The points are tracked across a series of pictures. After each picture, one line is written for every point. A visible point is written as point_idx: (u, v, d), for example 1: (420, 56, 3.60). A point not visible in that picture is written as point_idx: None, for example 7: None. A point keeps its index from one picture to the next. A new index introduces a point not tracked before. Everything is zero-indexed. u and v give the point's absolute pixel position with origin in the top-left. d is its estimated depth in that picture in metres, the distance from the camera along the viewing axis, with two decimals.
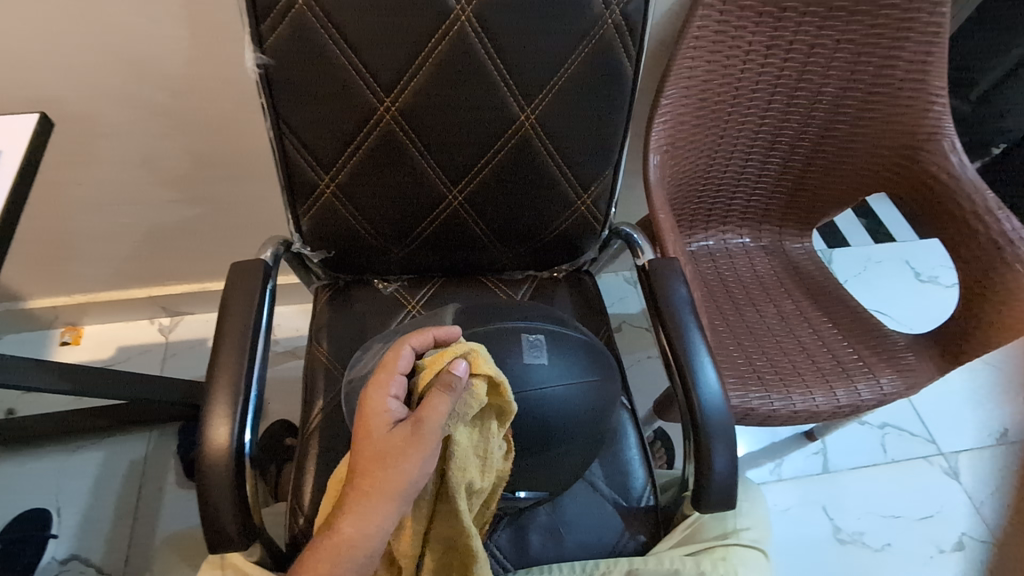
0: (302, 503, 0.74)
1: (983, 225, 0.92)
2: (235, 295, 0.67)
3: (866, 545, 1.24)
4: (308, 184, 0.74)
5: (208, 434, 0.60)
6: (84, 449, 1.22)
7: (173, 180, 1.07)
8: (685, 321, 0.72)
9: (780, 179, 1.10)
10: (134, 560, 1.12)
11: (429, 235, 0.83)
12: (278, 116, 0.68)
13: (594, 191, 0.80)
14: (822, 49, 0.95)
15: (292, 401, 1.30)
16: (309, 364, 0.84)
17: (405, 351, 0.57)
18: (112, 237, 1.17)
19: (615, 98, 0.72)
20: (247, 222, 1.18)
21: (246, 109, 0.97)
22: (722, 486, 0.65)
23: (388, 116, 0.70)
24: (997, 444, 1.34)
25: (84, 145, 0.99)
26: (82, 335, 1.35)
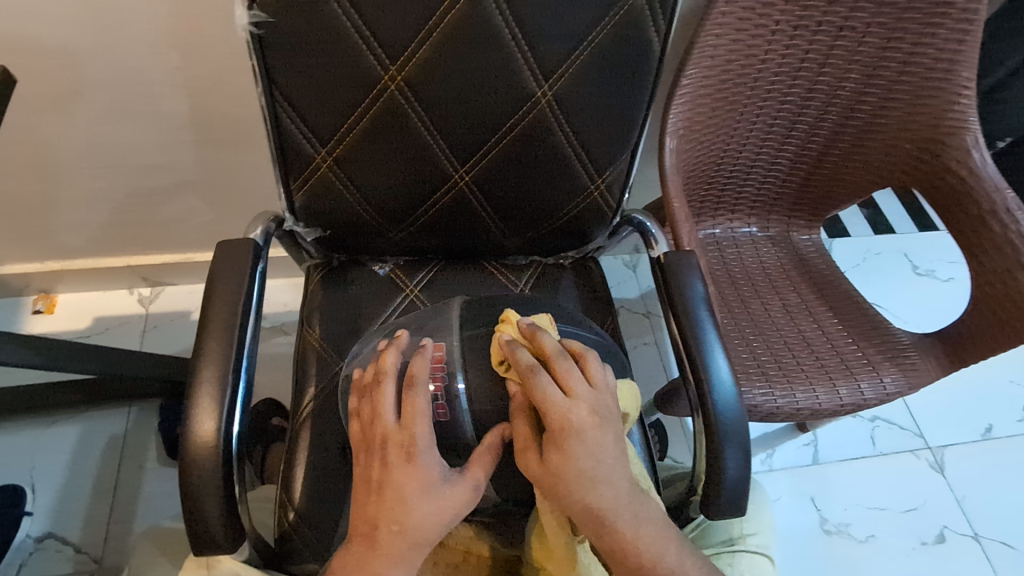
0: (293, 495, 0.71)
1: (999, 225, 0.88)
2: (223, 276, 0.62)
3: (851, 536, 1.25)
4: (301, 157, 0.68)
5: (193, 427, 0.56)
6: (59, 423, 1.18)
7: (152, 144, 1.00)
8: (700, 318, 0.69)
9: (793, 168, 1.06)
10: (112, 539, 1.09)
11: (429, 215, 0.78)
12: (269, 81, 0.62)
13: (609, 176, 0.75)
14: (850, 33, 0.89)
15: (278, 378, 1.25)
16: (301, 348, 0.80)
17: (421, 394, 0.58)
18: (86, 203, 1.10)
19: (638, 77, 0.67)
20: (232, 191, 1.12)
21: (231, 70, 0.89)
22: (732, 492, 0.64)
23: (392, 86, 0.64)
24: (983, 440, 1.35)
25: (54, 103, 0.91)
26: (57, 304, 1.29)
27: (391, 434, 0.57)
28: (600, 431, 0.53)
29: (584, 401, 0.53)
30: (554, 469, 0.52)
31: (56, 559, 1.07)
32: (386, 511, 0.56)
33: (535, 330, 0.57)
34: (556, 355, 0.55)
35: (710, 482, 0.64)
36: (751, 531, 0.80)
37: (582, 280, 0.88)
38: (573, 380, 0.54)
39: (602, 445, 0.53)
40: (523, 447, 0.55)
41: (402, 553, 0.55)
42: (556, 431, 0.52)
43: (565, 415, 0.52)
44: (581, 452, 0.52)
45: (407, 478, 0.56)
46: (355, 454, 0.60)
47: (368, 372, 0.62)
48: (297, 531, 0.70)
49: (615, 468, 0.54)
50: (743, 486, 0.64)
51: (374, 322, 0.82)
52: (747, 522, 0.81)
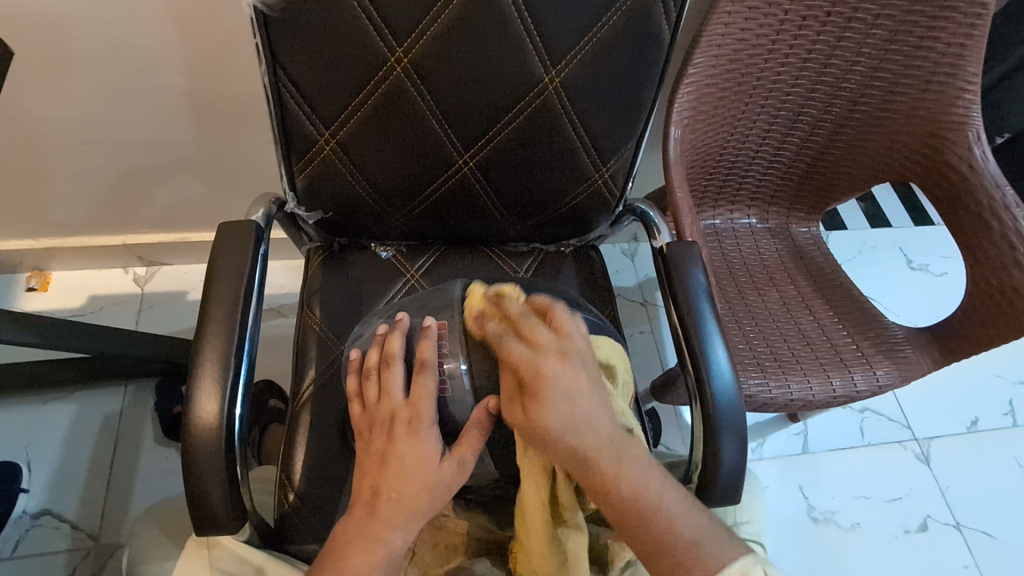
0: (293, 477, 0.72)
1: (997, 222, 0.88)
2: (226, 257, 0.62)
3: (837, 524, 1.27)
4: (304, 138, 0.67)
5: (195, 409, 0.56)
6: (54, 402, 1.17)
7: (150, 120, 0.98)
8: (701, 309, 0.69)
9: (795, 161, 1.05)
10: (109, 517, 1.09)
11: (432, 200, 0.77)
12: (273, 59, 0.60)
13: (614, 165, 0.75)
14: (859, 24, 0.88)
15: (275, 361, 1.25)
16: (301, 331, 0.80)
17: (429, 379, 0.60)
18: (82, 180, 1.08)
19: (646, 65, 0.66)
20: (230, 170, 1.10)
21: (231, 46, 0.87)
22: (728, 480, 0.65)
23: (398, 68, 0.63)
24: (968, 433, 1.38)
25: (49, 76, 0.89)
26: (51, 281, 1.28)
27: (398, 410, 0.59)
28: (569, 371, 0.55)
29: (549, 348, 0.55)
30: (536, 419, 0.54)
31: (53, 535, 1.07)
32: (387, 479, 0.57)
33: (502, 301, 0.61)
34: (520, 315, 0.58)
35: (706, 471, 0.65)
36: (744, 520, 0.81)
37: (582, 269, 0.88)
38: (536, 334, 0.56)
39: (574, 385, 0.54)
40: (508, 404, 0.56)
41: (400, 520, 0.56)
42: (529, 380, 0.54)
43: (532, 365, 0.54)
44: (554, 395, 0.54)
45: (411, 450, 0.57)
46: (359, 430, 0.62)
47: (375, 356, 0.63)
48: (297, 513, 0.71)
49: (591, 409, 0.54)
50: (738, 474, 0.65)
51: (375, 306, 0.82)
52: (741, 510, 0.82)
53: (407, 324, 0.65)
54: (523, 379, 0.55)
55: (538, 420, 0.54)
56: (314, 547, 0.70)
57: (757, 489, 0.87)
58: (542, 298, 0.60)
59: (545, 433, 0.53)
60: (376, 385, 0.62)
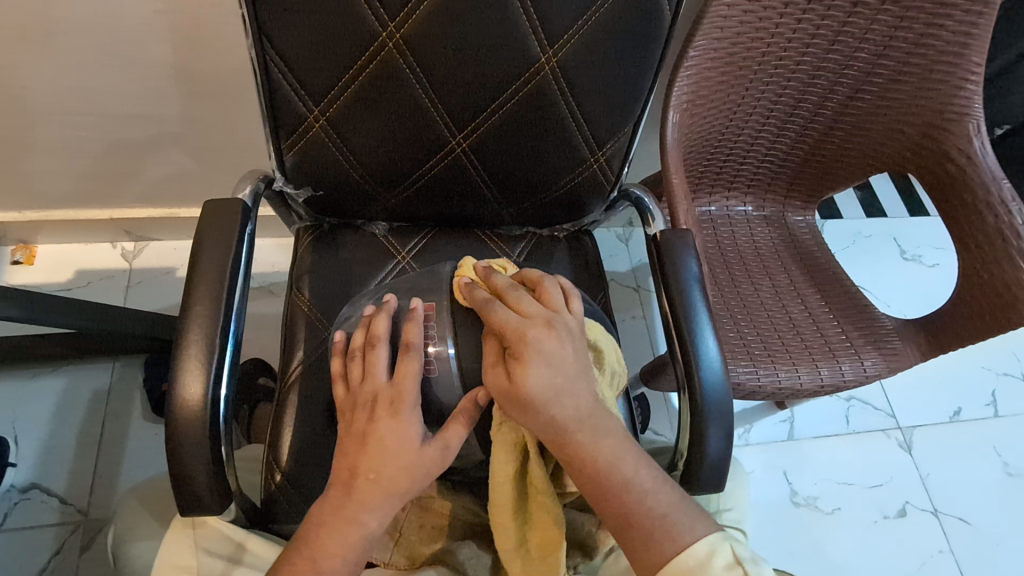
0: (280, 459, 0.72)
1: (992, 216, 0.88)
2: (212, 233, 0.61)
3: (818, 508, 1.30)
4: (292, 115, 0.65)
5: (179, 388, 0.55)
6: (41, 376, 1.16)
7: (136, 92, 0.96)
8: (693, 297, 0.69)
9: (793, 148, 1.04)
10: (98, 492, 1.10)
11: (423, 181, 0.76)
12: (259, 31, 0.58)
13: (609, 148, 0.74)
14: (864, 9, 0.86)
15: (265, 339, 1.24)
16: (290, 312, 0.79)
17: (413, 360, 0.60)
18: (67, 152, 1.05)
19: (646, 47, 0.65)
20: (219, 145, 1.08)
21: (220, 17, 0.84)
22: (713, 467, 0.65)
23: (389, 44, 0.61)
24: (951, 422, 1.40)
25: (31, 43, 0.86)
26: (36, 255, 1.26)
27: (381, 391, 0.59)
28: (556, 342, 0.55)
29: (537, 318, 0.56)
30: (521, 381, 0.54)
31: (42, 509, 1.08)
32: (365, 460, 0.57)
33: (488, 274, 0.61)
34: (507, 288, 0.59)
35: (692, 458, 0.66)
36: (728, 507, 0.82)
37: (576, 254, 0.88)
38: (524, 303, 0.57)
39: (560, 357, 0.55)
40: (491, 370, 0.56)
41: (377, 501, 0.56)
42: (513, 341, 0.55)
43: (518, 328, 0.55)
44: (536, 356, 0.54)
45: (392, 431, 0.57)
46: (341, 411, 0.61)
47: (359, 338, 0.63)
48: (284, 492, 0.72)
49: (574, 380, 0.55)
50: (724, 462, 0.65)
51: (364, 287, 0.81)
52: (724, 496, 0.83)
53: (394, 307, 0.65)
54: (509, 345, 0.55)
55: (521, 382, 0.54)
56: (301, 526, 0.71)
57: (740, 475, 0.88)
58: (532, 274, 0.62)
59: (526, 399, 0.53)
60: (360, 365, 0.62)
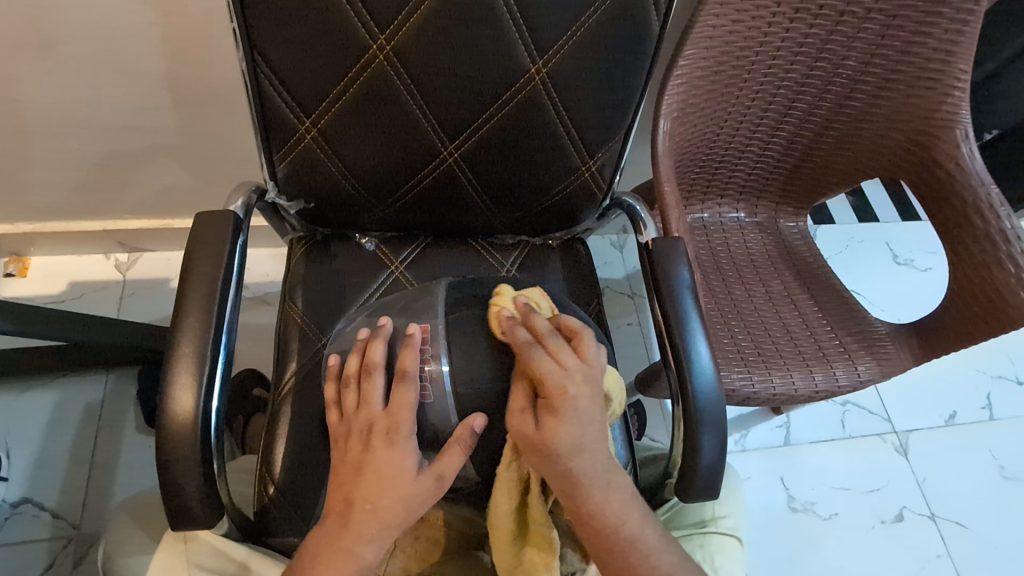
0: (273, 471, 0.72)
1: (982, 221, 0.89)
2: (202, 248, 0.60)
3: (816, 514, 1.30)
4: (284, 127, 0.66)
5: (171, 406, 0.55)
6: (34, 389, 1.16)
7: (130, 104, 0.96)
8: (684, 304, 0.69)
9: (784, 155, 1.05)
10: (90, 506, 1.09)
11: (416, 191, 0.76)
12: (251, 44, 0.59)
13: (601, 157, 0.74)
14: (851, 18, 0.87)
15: (259, 349, 1.24)
16: (283, 324, 0.79)
17: (410, 389, 0.59)
18: (60, 164, 1.05)
19: (635, 58, 0.65)
20: (213, 156, 1.08)
21: (213, 30, 0.85)
22: (707, 475, 0.65)
23: (380, 56, 0.62)
24: (946, 426, 1.40)
25: (24, 57, 0.86)
26: (29, 267, 1.25)
27: (376, 419, 0.59)
28: (590, 400, 0.57)
29: (576, 371, 0.57)
30: (548, 434, 0.56)
31: (34, 524, 1.07)
32: (362, 491, 0.57)
33: (529, 313, 0.61)
34: (548, 334, 0.59)
35: (686, 466, 0.66)
36: (723, 514, 0.82)
37: (569, 263, 0.88)
38: (564, 354, 0.58)
39: (589, 413, 0.57)
40: (519, 416, 0.58)
41: (374, 532, 0.57)
42: (550, 396, 0.56)
43: (558, 383, 0.56)
44: (570, 415, 0.56)
45: (388, 461, 0.58)
46: (335, 440, 0.62)
47: (354, 365, 0.63)
48: (277, 505, 0.71)
49: (597, 437, 0.58)
50: (717, 470, 0.65)
51: (357, 299, 0.81)
52: (719, 504, 0.83)
53: (390, 331, 0.64)
54: (547, 397, 0.57)
55: (548, 436, 0.56)
56: (295, 539, 0.70)
57: (735, 483, 0.88)
58: (570, 320, 0.62)
59: (551, 453, 0.56)
60: (355, 393, 0.62)
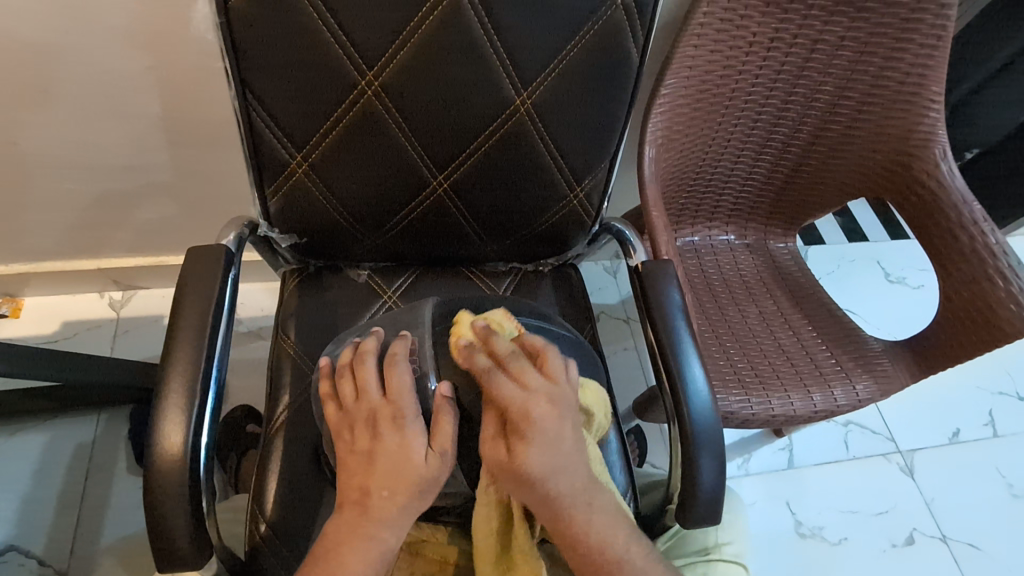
0: (264, 508, 0.70)
1: (967, 236, 0.90)
2: (194, 280, 0.61)
3: (825, 539, 1.27)
4: (276, 161, 0.67)
5: (159, 440, 0.54)
6: (25, 431, 1.14)
7: (128, 145, 0.98)
8: (675, 325, 0.69)
9: (769, 178, 1.07)
10: (79, 551, 1.06)
11: (409, 221, 0.77)
12: (242, 84, 0.61)
13: (588, 184, 0.76)
14: (824, 45, 0.91)
15: (253, 385, 1.22)
16: (275, 356, 0.78)
17: (403, 372, 0.60)
18: (57, 205, 1.07)
19: (617, 87, 0.68)
20: (207, 194, 1.10)
21: (208, 71, 0.87)
22: (707, 499, 0.64)
23: (369, 91, 0.64)
24: (950, 444, 1.39)
25: (26, 103, 0.88)
26: (22, 308, 1.25)
27: (379, 406, 0.59)
28: (559, 420, 0.56)
29: (540, 392, 0.57)
30: (519, 459, 0.55)
31: (19, 573, 1.03)
32: (377, 478, 0.57)
33: (488, 335, 0.60)
34: (509, 357, 0.58)
35: (685, 490, 0.64)
36: (726, 540, 0.80)
37: (562, 288, 0.88)
38: (527, 376, 0.57)
39: (559, 431, 0.57)
40: (490, 443, 0.57)
41: (394, 516, 0.56)
42: (517, 420, 0.55)
43: (523, 406, 0.56)
44: (539, 438, 0.55)
45: (398, 445, 0.57)
46: (337, 432, 0.60)
47: (348, 355, 0.63)
48: (269, 543, 0.69)
49: (575, 460, 0.57)
50: (717, 494, 0.64)
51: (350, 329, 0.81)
52: (722, 530, 0.81)
53: (381, 336, 0.66)
54: (512, 421, 0.56)
55: (520, 461, 0.55)
56: None
57: (737, 508, 0.86)
58: (533, 339, 0.61)
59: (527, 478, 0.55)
60: (350, 384, 0.61)
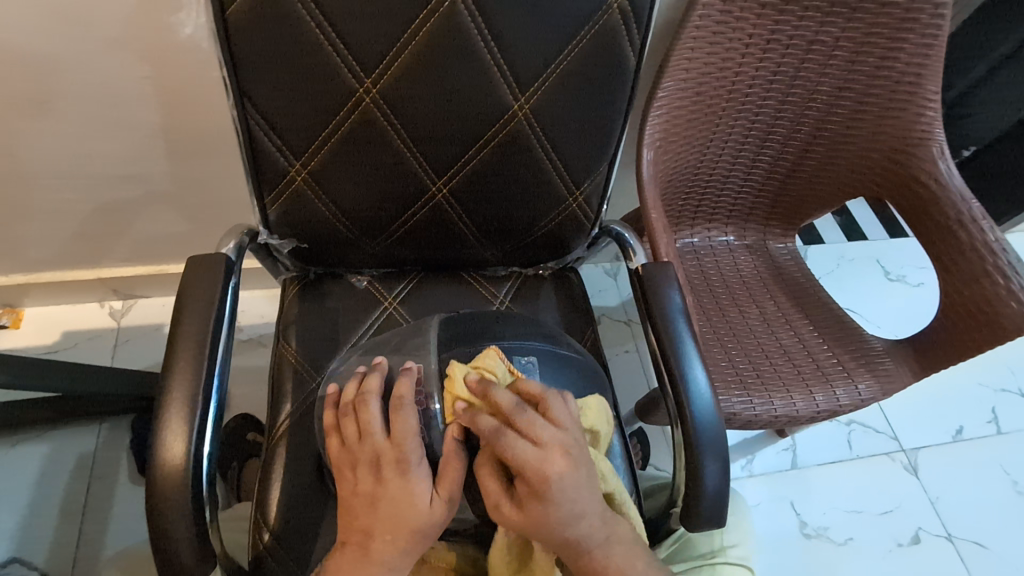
0: (268, 517, 0.70)
1: (966, 234, 0.90)
2: (194, 289, 0.61)
3: (830, 540, 1.26)
4: (276, 171, 0.67)
5: (161, 449, 0.54)
6: (26, 442, 1.13)
7: (126, 154, 0.98)
8: (678, 329, 0.69)
9: (767, 179, 1.07)
10: (82, 561, 1.06)
11: (409, 228, 0.77)
12: (241, 93, 0.61)
13: (587, 188, 0.76)
14: (821, 46, 0.91)
15: (256, 394, 1.22)
16: (277, 364, 0.78)
17: (410, 417, 0.59)
18: (57, 214, 1.07)
19: (614, 91, 0.68)
20: (205, 202, 1.10)
21: (204, 81, 0.88)
22: (711, 502, 0.64)
23: (368, 99, 0.64)
24: (953, 442, 1.38)
25: (24, 113, 0.89)
26: (23, 318, 1.25)
27: (382, 450, 0.59)
28: (575, 470, 0.55)
29: (552, 445, 0.54)
30: (539, 518, 0.54)
31: None
32: (380, 523, 0.57)
33: (486, 388, 0.57)
34: (516, 410, 0.55)
35: (689, 493, 0.64)
36: (732, 543, 0.80)
37: (563, 293, 0.88)
38: (537, 429, 0.55)
39: (576, 484, 0.54)
40: (500, 502, 0.55)
41: (395, 561, 0.57)
42: (533, 481, 0.53)
43: (540, 466, 0.53)
44: (558, 494, 0.54)
45: (400, 490, 0.57)
46: (340, 471, 0.61)
47: (352, 392, 0.63)
48: (273, 551, 0.69)
49: (589, 501, 0.55)
50: (721, 497, 0.64)
51: (350, 337, 0.81)
52: (727, 533, 0.81)
53: (386, 368, 0.65)
54: (526, 481, 0.54)
55: (539, 519, 0.54)
56: None
57: (742, 509, 0.86)
58: (528, 385, 0.59)
59: (544, 532, 0.54)
60: (354, 423, 0.61)
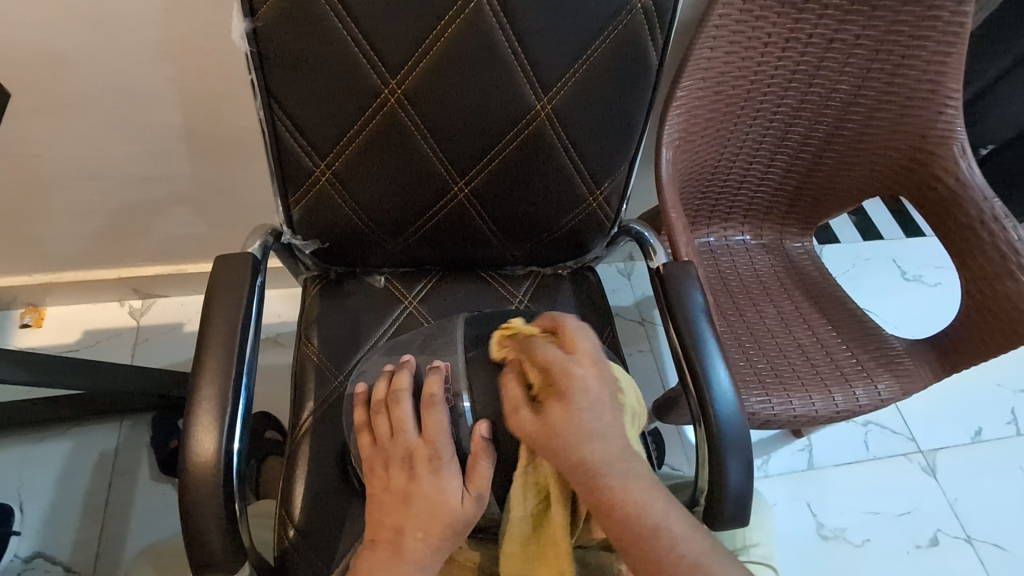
0: (291, 513, 0.71)
1: (988, 234, 0.89)
2: (223, 288, 0.61)
3: (847, 541, 1.25)
4: (301, 171, 0.68)
5: (192, 445, 0.55)
6: (49, 440, 1.15)
7: (148, 155, 0.99)
8: (700, 327, 0.69)
9: (785, 178, 1.07)
10: (104, 557, 1.07)
11: (430, 228, 0.78)
12: (268, 94, 0.62)
13: (607, 188, 0.76)
14: (840, 45, 0.90)
15: (275, 392, 1.23)
16: (299, 362, 0.79)
17: (441, 414, 0.61)
18: (79, 215, 1.08)
19: (635, 91, 0.68)
20: (224, 203, 1.11)
21: (226, 83, 0.89)
22: (735, 500, 0.64)
23: (392, 100, 0.64)
24: (973, 443, 1.37)
25: (49, 115, 0.90)
26: (45, 317, 1.27)
27: (415, 447, 0.60)
28: (599, 380, 0.57)
29: (583, 354, 0.58)
30: (554, 422, 0.55)
31: None
32: (412, 519, 0.58)
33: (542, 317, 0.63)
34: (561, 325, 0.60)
35: (713, 491, 0.64)
36: (755, 542, 0.80)
37: (581, 292, 0.88)
38: (576, 339, 0.58)
39: (598, 396, 0.56)
40: (519, 409, 0.57)
41: (426, 558, 0.57)
42: (557, 382, 0.56)
43: (565, 366, 0.56)
44: (579, 398, 0.55)
45: (432, 488, 0.58)
46: (371, 468, 0.62)
47: (382, 390, 0.64)
48: (297, 548, 0.69)
49: (607, 419, 0.56)
50: (745, 496, 0.64)
51: (370, 336, 0.82)
52: (750, 532, 0.81)
53: (414, 365, 0.66)
54: (551, 382, 0.56)
55: (554, 423, 0.55)
56: None
57: (763, 508, 0.86)
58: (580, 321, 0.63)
59: (556, 441, 0.55)
60: (386, 421, 0.63)
